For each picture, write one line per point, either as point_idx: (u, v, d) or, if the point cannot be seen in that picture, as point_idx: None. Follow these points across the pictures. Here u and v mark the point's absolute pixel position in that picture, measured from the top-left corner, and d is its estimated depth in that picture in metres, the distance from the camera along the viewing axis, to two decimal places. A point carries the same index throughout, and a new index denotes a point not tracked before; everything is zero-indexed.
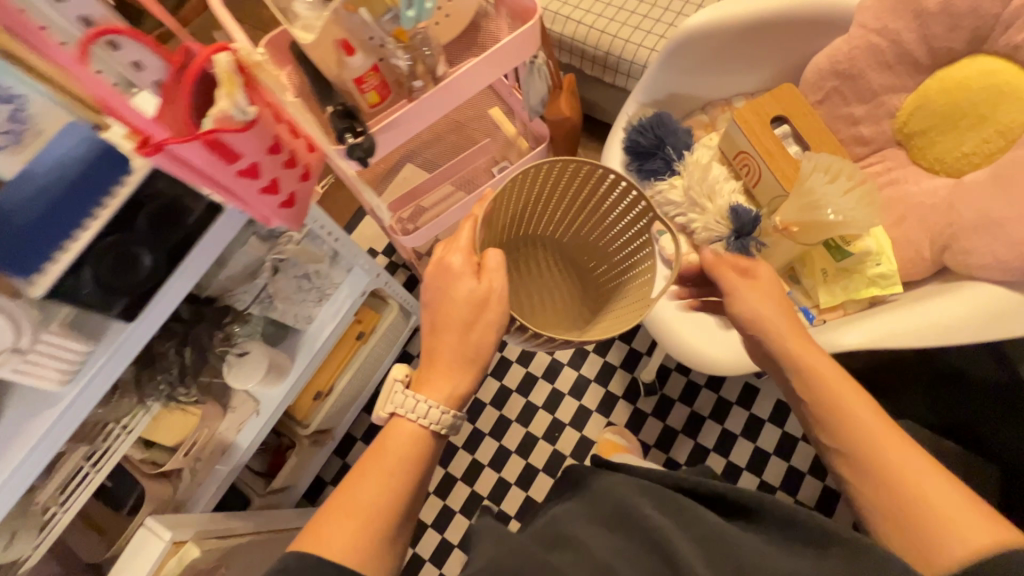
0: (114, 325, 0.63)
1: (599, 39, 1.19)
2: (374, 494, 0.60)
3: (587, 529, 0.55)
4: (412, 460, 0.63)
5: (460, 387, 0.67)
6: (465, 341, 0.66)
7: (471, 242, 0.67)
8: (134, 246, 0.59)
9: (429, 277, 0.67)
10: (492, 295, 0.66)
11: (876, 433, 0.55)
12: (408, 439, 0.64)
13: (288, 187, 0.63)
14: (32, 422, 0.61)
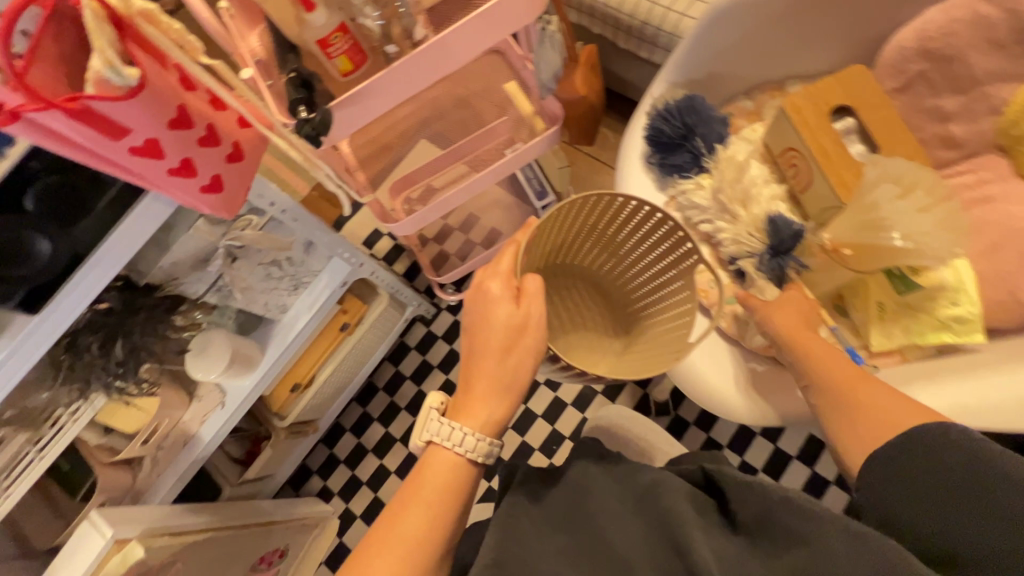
0: (19, 317, 0.55)
1: (634, 5, 1.02)
2: (413, 533, 0.50)
3: (610, 510, 0.49)
4: (454, 490, 0.52)
5: (500, 413, 0.55)
6: (498, 369, 0.54)
7: (512, 266, 0.56)
8: (27, 229, 0.50)
9: (467, 302, 0.56)
10: (530, 322, 0.54)
11: (863, 391, 0.54)
12: (449, 468, 0.53)
13: (209, 168, 0.53)
14: None
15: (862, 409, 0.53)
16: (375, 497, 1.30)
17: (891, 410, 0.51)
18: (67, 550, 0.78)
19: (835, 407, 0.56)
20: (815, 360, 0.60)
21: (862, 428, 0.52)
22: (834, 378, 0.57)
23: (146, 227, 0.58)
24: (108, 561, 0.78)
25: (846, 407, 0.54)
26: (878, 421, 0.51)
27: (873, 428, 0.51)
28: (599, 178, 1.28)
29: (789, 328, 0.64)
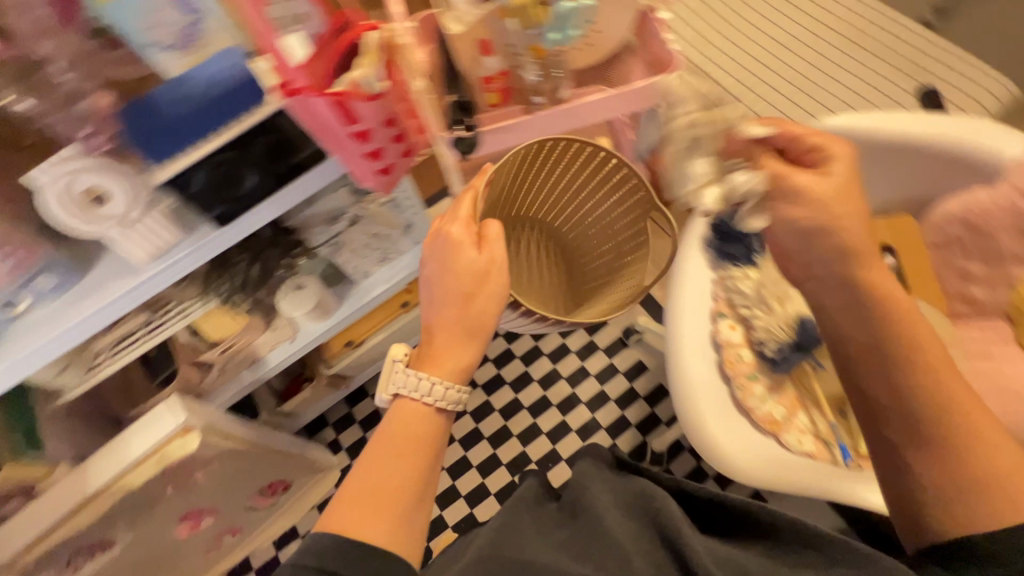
0: (205, 226, 0.71)
1: (730, 105, 1.18)
2: (404, 483, 0.62)
3: (610, 509, 0.64)
4: (421, 434, 0.66)
5: (467, 358, 0.70)
6: (461, 314, 0.68)
7: (470, 211, 0.70)
8: (244, 166, 0.65)
9: (430, 248, 0.70)
10: (493, 266, 0.68)
11: (983, 425, 0.53)
12: (423, 418, 0.67)
13: (389, 158, 0.68)
14: (113, 282, 0.69)
15: (973, 458, 0.52)
16: None
17: (1002, 463, 0.51)
18: (141, 421, 0.92)
19: (929, 442, 0.54)
20: (937, 378, 0.55)
21: (957, 486, 0.51)
22: (957, 408, 0.53)
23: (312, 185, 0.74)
24: (172, 441, 0.92)
25: (951, 449, 0.53)
26: (978, 483, 0.51)
27: (976, 491, 0.50)
28: None
29: (906, 341, 0.57)
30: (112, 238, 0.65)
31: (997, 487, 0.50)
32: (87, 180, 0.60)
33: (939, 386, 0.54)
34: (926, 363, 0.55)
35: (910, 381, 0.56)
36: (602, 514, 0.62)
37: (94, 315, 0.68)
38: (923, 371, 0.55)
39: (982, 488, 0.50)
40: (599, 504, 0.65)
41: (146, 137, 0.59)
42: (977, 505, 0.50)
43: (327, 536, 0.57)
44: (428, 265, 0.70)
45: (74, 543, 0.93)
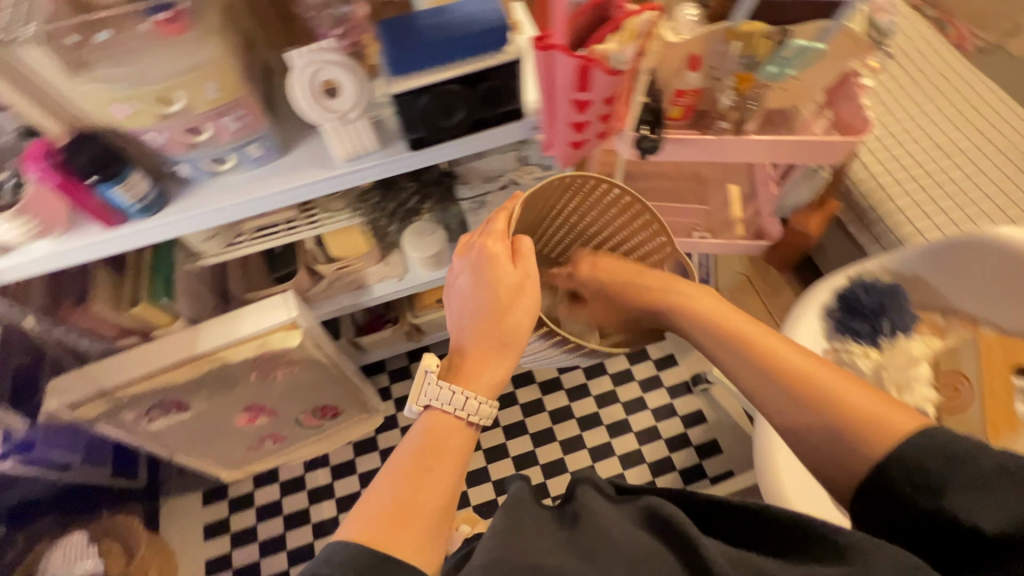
0: (399, 145, 0.76)
1: (872, 192, 1.18)
2: (439, 500, 0.51)
3: (622, 524, 0.51)
4: (451, 448, 0.55)
5: (501, 375, 0.59)
6: (494, 327, 0.59)
7: (505, 227, 0.64)
8: (459, 100, 0.70)
9: (465, 265, 0.62)
10: (527, 281, 0.60)
11: (781, 353, 0.59)
12: (458, 434, 0.55)
13: (587, 133, 0.72)
14: (305, 170, 0.75)
15: (822, 399, 0.55)
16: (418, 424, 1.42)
17: (840, 392, 0.54)
18: (259, 305, 0.98)
19: (791, 397, 0.56)
20: (732, 334, 0.62)
21: (830, 424, 0.53)
22: (746, 345, 0.60)
23: (500, 137, 0.79)
24: (276, 332, 0.98)
25: (791, 392, 0.57)
26: (832, 421, 0.53)
27: (838, 429, 0.53)
28: (748, 300, 1.42)
29: (693, 313, 0.66)
30: (326, 130, 0.71)
31: (852, 422, 0.52)
32: (331, 72, 0.67)
33: (752, 345, 0.60)
34: (703, 325, 0.65)
35: (710, 343, 0.64)
36: (612, 523, 0.51)
37: (282, 193, 0.74)
38: (696, 322, 0.66)
39: (831, 416, 0.53)
40: (607, 512, 0.53)
41: (395, 51, 0.64)
42: (855, 442, 0.51)
43: (349, 547, 0.45)
44: (461, 279, 0.63)
45: (162, 393, 0.99)
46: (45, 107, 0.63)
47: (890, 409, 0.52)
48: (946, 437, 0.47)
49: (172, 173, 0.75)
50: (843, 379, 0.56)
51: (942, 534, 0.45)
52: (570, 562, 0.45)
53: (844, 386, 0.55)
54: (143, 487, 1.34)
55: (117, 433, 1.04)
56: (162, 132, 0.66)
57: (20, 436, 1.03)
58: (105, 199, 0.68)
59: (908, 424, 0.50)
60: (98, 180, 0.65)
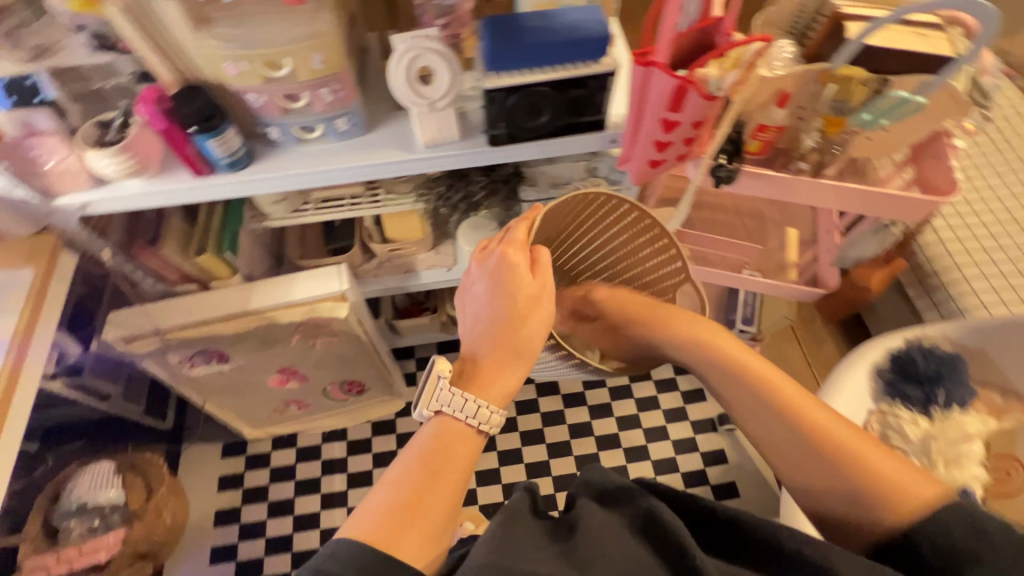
0: (478, 139, 0.78)
1: (939, 257, 1.15)
2: (442, 507, 0.50)
3: (615, 533, 0.50)
4: (460, 454, 0.54)
5: (514, 384, 0.58)
6: (508, 338, 0.57)
7: (526, 236, 0.62)
8: (547, 103, 0.71)
9: (482, 271, 0.61)
10: (544, 293, 0.59)
11: (805, 407, 0.56)
12: (467, 442, 0.54)
13: (668, 154, 0.72)
14: (386, 150, 0.77)
15: (842, 457, 0.52)
16: None
17: (864, 454, 0.52)
18: (314, 273, 1.01)
19: (814, 454, 0.54)
20: (756, 385, 0.59)
21: (851, 489, 0.51)
22: (772, 396, 0.57)
23: (578, 146, 0.80)
24: (325, 301, 1.00)
25: (816, 450, 0.54)
26: (854, 484, 0.51)
27: (860, 494, 0.51)
28: (788, 347, 1.38)
29: (713, 355, 0.63)
30: (414, 115, 0.73)
31: (875, 486, 0.50)
32: (430, 60, 0.69)
33: (779, 398, 0.57)
34: (723, 370, 0.62)
35: (734, 390, 0.60)
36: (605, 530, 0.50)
37: (360, 169, 0.77)
38: (718, 365, 0.62)
39: (855, 479, 0.51)
40: (602, 516, 0.52)
41: (496, 48, 0.65)
42: (877, 503, 0.49)
43: (352, 545, 0.46)
44: (477, 286, 0.61)
45: (208, 341, 1.02)
46: (165, 56, 0.67)
47: (913, 475, 0.50)
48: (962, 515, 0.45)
49: (262, 135, 0.78)
50: (869, 442, 0.53)
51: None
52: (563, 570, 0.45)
53: (860, 442, 0.53)
54: (170, 429, 1.39)
55: (160, 373, 1.09)
56: (263, 95, 0.69)
57: (72, 360, 1.09)
58: (200, 150, 0.72)
59: (930, 493, 0.48)
60: (197, 131, 0.68)
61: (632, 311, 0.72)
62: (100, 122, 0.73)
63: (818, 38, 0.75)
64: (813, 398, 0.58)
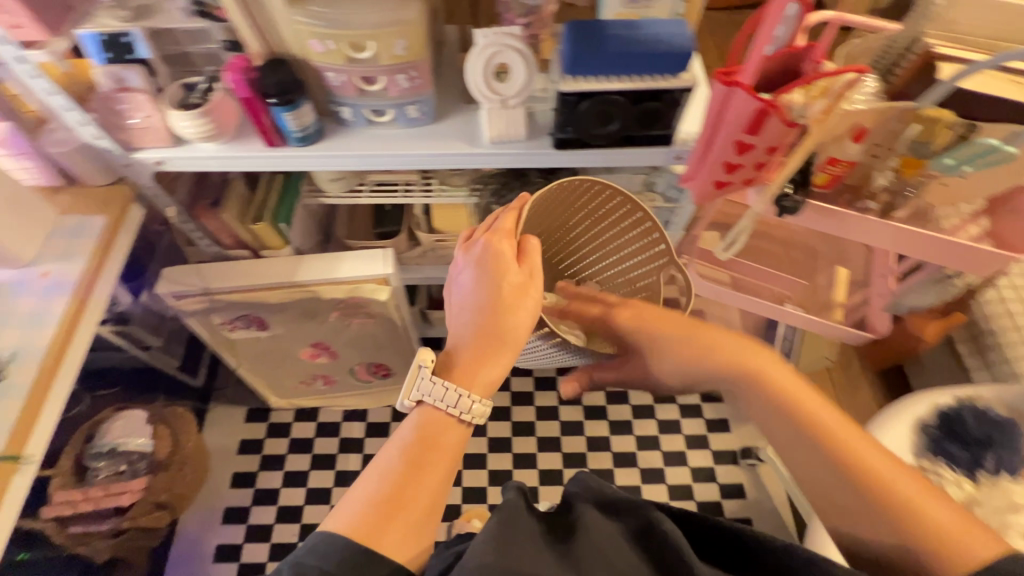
0: (543, 140, 0.78)
1: (1000, 317, 1.09)
2: (429, 495, 0.51)
3: (621, 553, 0.49)
4: (444, 441, 0.54)
5: (499, 373, 0.57)
6: (490, 329, 0.55)
7: (515, 224, 0.59)
8: (618, 112, 0.71)
9: (468, 257, 0.58)
10: (530, 283, 0.56)
11: (859, 449, 0.48)
12: (449, 429, 0.54)
13: (736, 177, 0.71)
14: (451, 141, 0.78)
15: (887, 500, 0.46)
16: None
17: (924, 508, 0.45)
18: (360, 253, 1.03)
19: (866, 506, 0.47)
20: (802, 421, 0.51)
21: (907, 549, 0.45)
22: (820, 437, 0.50)
23: (641, 158, 0.79)
24: (368, 283, 1.02)
25: (870, 503, 0.47)
26: (910, 541, 0.45)
27: (909, 545, 0.45)
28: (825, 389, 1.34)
29: (759, 389, 0.54)
30: (484, 109, 0.74)
31: (936, 547, 0.44)
32: (508, 57, 0.69)
33: (831, 440, 0.49)
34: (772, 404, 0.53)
35: (770, 419, 0.53)
36: (601, 539, 0.50)
37: (425, 157, 0.78)
38: (767, 403, 0.53)
39: (911, 539, 0.45)
40: (599, 526, 0.52)
41: (578, 51, 0.65)
42: (940, 567, 0.43)
43: (336, 539, 0.46)
44: (463, 275, 0.59)
45: (251, 307, 1.05)
46: (257, 27, 0.69)
47: (971, 529, 0.44)
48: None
49: (334, 113, 0.80)
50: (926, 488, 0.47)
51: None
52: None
53: (910, 484, 0.47)
54: (200, 387, 1.44)
55: (202, 332, 1.12)
56: (342, 74, 0.71)
57: (121, 308, 1.13)
58: (275, 121, 0.74)
59: (990, 552, 0.42)
60: (275, 102, 0.70)
61: (658, 329, 0.60)
62: (185, 84, 0.76)
63: (906, 76, 0.73)
64: (863, 431, 0.50)
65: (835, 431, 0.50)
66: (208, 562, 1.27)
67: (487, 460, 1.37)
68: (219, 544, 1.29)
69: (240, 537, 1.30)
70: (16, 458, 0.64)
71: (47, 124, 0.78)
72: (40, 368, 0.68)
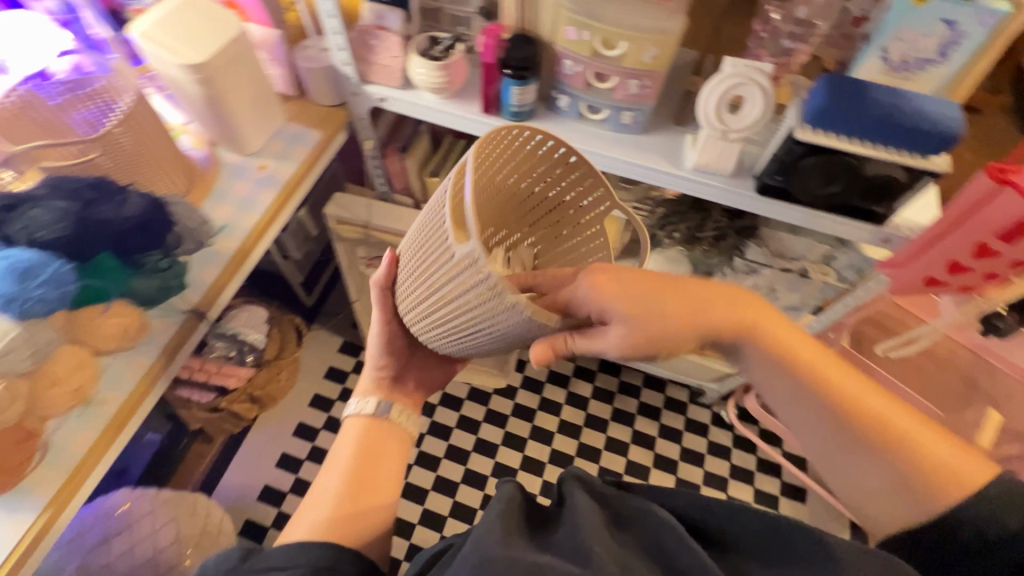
0: (744, 182, 0.77)
1: None
2: (372, 490, 0.59)
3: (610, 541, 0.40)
4: (380, 453, 0.63)
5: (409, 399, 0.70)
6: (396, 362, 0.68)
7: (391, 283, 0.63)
8: (843, 176, 0.68)
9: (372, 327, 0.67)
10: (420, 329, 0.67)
11: (858, 394, 0.45)
12: (385, 440, 0.64)
13: (957, 281, 0.67)
14: (655, 156, 0.78)
15: (888, 444, 0.44)
16: (532, 410, 1.44)
17: (905, 425, 0.44)
18: None
19: (851, 443, 0.45)
20: (798, 377, 0.46)
21: (909, 482, 0.43)
22: (802, 376, 0.46)
23: (842, 231, 0.76)
24: None
25: (858, 438, 0.44)
26: (898, 469, 0.43)
27: (912, 482, 0.42)
28: None
29: (756, 342, 0.47)
30: (702, 134, 0.73)
31: (928, 474, 0.42)
32: (750, 91, 0.68)
33: (817, 381, 0.46)
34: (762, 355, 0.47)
35: (762, 374, 0.48)
36: (595, 538, 0.40)
37: (625, 163, 0.78)
38: (762, 360, 0.48)
39: (908, 470, 0.43)
40: (591, 520, 0.42)
41: (831, 104, 0.63)
42: (929, 493, 0.42)
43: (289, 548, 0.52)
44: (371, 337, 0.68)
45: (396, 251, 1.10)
46: (522, 4, 0.74)
47: (965, 458, 0.42)
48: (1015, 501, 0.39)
49: (549, 99, 0.82)
50: (922, 422, 0.44)
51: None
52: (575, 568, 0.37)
53: (916, 426, 0.44)
54: (309, 306, 1.53)
55: (342, 259, 1.19)
56: (580, 65, 0.73)
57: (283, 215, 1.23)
58: (500, 91, 0.77)
59: (980, 476, 0.41)
60: (511, 74, 0.74)
61: (646, 294, 0.44)
62: (431, 37, 0.81)
63: None
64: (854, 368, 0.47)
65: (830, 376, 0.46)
66: (269, 464, 1.35)
67: (546, 470, 1.35)
68: (283, 452, 1.37)
69: (303, 454, 1.37)
70: (202, 315, 0.73)
71: (304, 41, 0.86)
72: (239, 246, 0.77)
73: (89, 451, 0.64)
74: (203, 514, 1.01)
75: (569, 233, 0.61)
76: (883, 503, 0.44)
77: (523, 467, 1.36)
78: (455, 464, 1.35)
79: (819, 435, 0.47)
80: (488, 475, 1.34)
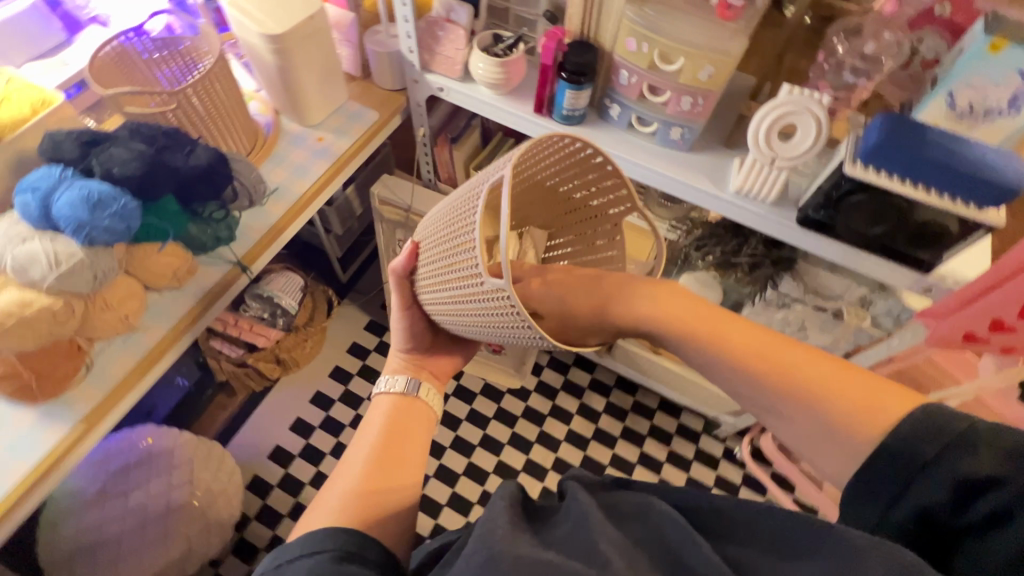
0: (788, 212, 0.76)
1: None
2: (398, 465, 0.60)
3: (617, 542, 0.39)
4: (406, 427, 0.65)
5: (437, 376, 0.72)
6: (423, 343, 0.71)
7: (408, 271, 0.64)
8: (889, 217, 0.67)
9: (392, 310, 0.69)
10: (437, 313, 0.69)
11: (782, 354, 0.43)
12: (414, 415, 0.67)
13: (1000, 342, 0.64)
14: (699, 174, 0.78)
15: (812, 404, 0.41)
16: (543, 415, 1.44)
17: (808, 370, 0.42)
18: None
19: (784, 402, 0.42)
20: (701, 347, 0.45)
21: (843, 435, 0.40)
22: (690, 338, 0.46)
23: (882, 273, 0.73)
24: None
25: (771, 395, 0.43)
26: (828, 416, 0.41)
27: (843, 432, 0.40)
28: None
29: (655, 317, 0.48)
30: (749, 159, 0.73)
31: (857, 419, 0.40)
32: (804, 119, 0.68)
33: (736, 351, 0.44)
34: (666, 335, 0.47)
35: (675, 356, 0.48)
36: (597, 532, 0.39)
37: (667, 177, 0.78)
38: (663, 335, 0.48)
39: (839, 423, 0.40)
40: (592, 511, 0.41)
41: (886, 142, 0.62)
42: (858, 439, 0.40)
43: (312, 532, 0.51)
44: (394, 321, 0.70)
45: None
46: (586, 11, 0.75)
47: (885, 393, 0.41)
48: (928, 426, 0.38)
49: (601, 108, 0.84)
50: (847, 368, 0.42)
51: (932, 532, 0.38)
52: (581, 566, 0.36)
53: (836, 373, 0.42)
54: (343, 282, 1.59)
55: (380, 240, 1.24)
56: (635, 76, 0.74)
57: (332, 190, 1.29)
58: (554, 93, 0.79)
59: (900, 409, 0.39)
60: (567, 77, 0.76)
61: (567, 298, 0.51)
62: (496, 35, 0.84)
63: None
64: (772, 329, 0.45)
65: (765, 353, 0.43)
66: (284, 426, 1.40)
67: (548, 476, 1.35)
68: (298, 417, 1.42)
69: (317, 421, 1.42)
70: (244, 268, 0.77)
71: (375, 27, 0.91)
72: (287, 208, 0.81)
73: (125, 376, 0.68)
74: (216, 460, 1.05)
75: (603, 243, 0.60)
76: (844, 471, 0.41)
77: (525, 469, 1.36)
78: (460, 456, 1.37)
79: (760, 407, 0.44)
80: (490, 472, 1.35)
